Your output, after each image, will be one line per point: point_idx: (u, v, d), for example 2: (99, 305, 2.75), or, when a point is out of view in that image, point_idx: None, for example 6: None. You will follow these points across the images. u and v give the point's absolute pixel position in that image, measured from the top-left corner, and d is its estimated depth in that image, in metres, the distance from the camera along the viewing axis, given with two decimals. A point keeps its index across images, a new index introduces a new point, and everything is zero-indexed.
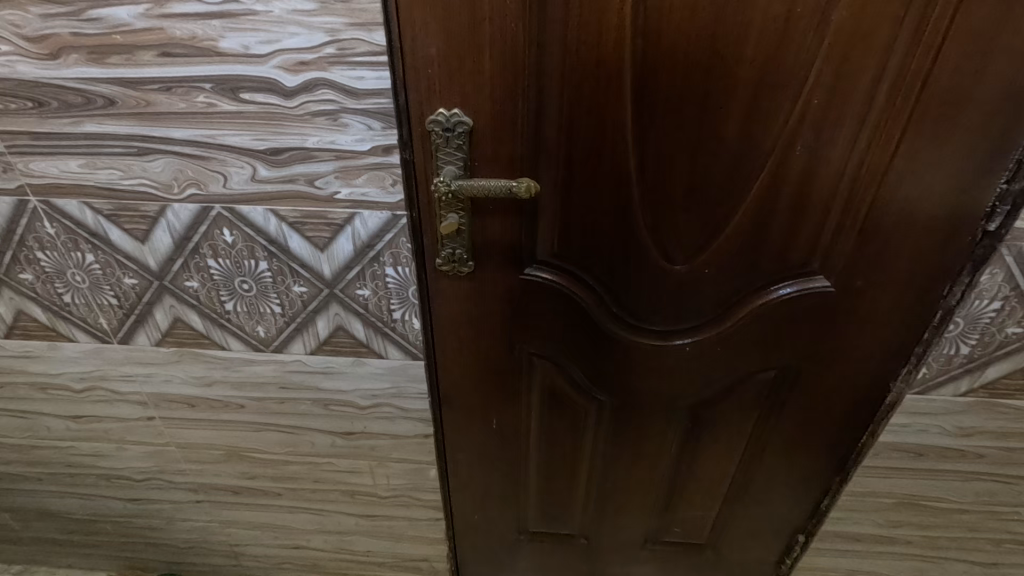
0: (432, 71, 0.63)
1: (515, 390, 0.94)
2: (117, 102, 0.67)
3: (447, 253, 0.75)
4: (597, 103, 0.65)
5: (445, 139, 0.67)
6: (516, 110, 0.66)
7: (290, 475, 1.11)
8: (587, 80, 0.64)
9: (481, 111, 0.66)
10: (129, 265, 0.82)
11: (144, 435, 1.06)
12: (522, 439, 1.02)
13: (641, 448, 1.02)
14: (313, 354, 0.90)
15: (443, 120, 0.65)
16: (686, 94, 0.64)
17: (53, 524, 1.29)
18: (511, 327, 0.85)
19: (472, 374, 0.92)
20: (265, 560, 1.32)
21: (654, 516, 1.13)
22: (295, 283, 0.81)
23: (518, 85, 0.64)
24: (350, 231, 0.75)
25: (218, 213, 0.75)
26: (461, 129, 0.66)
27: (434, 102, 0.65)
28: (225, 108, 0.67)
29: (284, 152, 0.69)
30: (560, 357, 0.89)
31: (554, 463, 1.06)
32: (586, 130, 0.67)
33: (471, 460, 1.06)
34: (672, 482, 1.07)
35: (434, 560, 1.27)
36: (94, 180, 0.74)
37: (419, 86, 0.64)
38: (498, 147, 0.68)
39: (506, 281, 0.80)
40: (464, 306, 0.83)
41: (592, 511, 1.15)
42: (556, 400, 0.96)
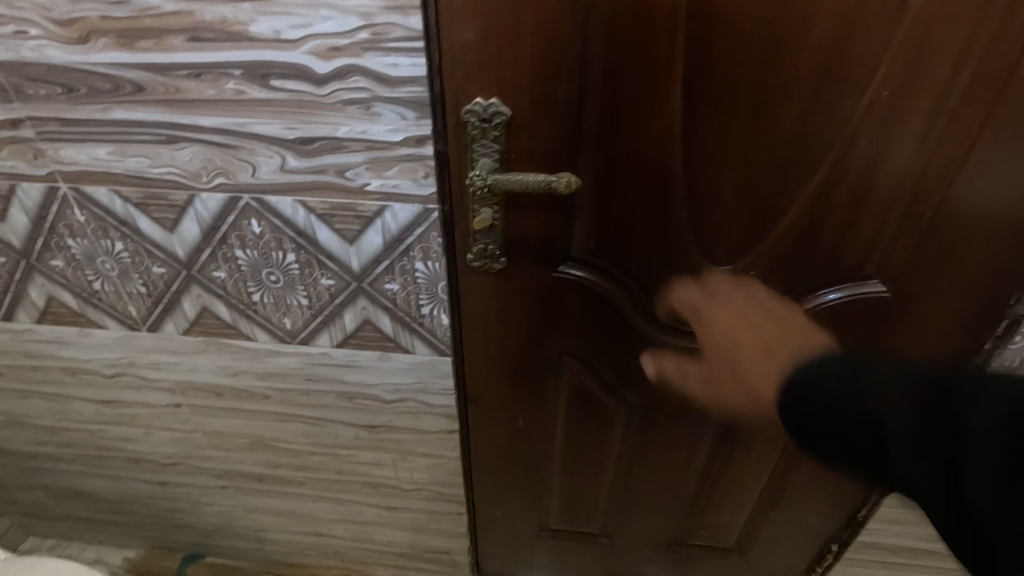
0: (468, 58, 0.59)
1: (543, 389, 0.92)
2: (146, 89, 0.65)
3: (478, 248, 0.72)
4: (644, 94, 0.62)
5: (481, 130, 0.63)
6: (557, 101, 0.62)
7: (314, 465, 1.11)
8: (635, 70, 0.60)
9: (521, 101, 0.62)
10: (157, 254, 0.81)
11: (171, 421, 1.07)
12: (547, 438, 1.00)
13: (672, 452, 0.99)
14: (340, 347, 0.88)
15: (480, 110, 0.62)
16: (742, 86, 0.60)
17: (84, 503, 1.32)
18: (542, 325, 0.83)
19: (499, 372, 0.90)
20: (287, 546, 1.33)
21: (681, 519, 1.11)
22: (322, 276, 0.79)
23: (560, 74, 0.60)
24: (380, 224, 0.73)
25: (246, 203, 0.73)
26: (500, 119, 0.63)
27: (471, 91, 0.61)
28: (255, 96, 0.64)
29: (314, 142, 0.67)
30: (592, 357, 0.87)
31: (580, 463, 1.04)
32: (631, 122, 0.64)
33: (495, 458, 1.04)
34: (701, 487, 1.04)
35: (455, 551, 1.27)
36: (123, 168, 0.73)
37: (456, 74, 0.60)
38: (537, 140, 0.65)
39: (539, 279, 0.77)
40: (493, 303, 0.80)
41: (617, 512, 1.12)
42: (584, 400, 0.94)
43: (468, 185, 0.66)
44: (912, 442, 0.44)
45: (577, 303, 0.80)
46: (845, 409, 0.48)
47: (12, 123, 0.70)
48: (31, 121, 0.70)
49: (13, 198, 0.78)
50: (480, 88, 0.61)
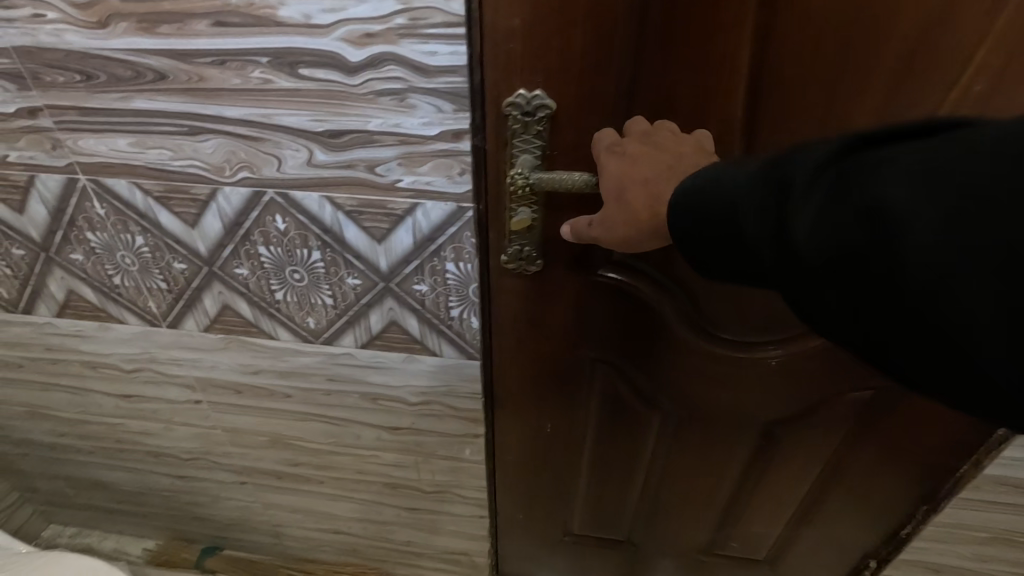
0: (513, 45, 0.55)
1: (574, 396, 0.88)
2: (168, 77, 0.62)
3: (514, 248, 0.68)
4: (703, 87, 0.57)
5: (523, 124, 0.59)
6: (607, 94, 0.57)
7: (334, 465, 1.08)
8: (694, 60, 0.55)
9: (567, 94, 0.57)
10: (179, 250, 0.78)
11: (191, 417, 1.05)
12: (576, 445, 0.96)
13: (706, 462, 0.95)
14: (364, 347, 0.85)
15: (523, 103, 0.57)
16: (813, 79, 0.55)
17: (105, 493, 1.31)
18: (577, 330, 0.78)
19: (529, 377, 0.86)
20: (305, 542, 1.32)
21: (711, 530, 1.07)
22: (348, 275, 0.76)
23: (612, 66, 0.56)
24: (411, 223, 0.69)
25: (270, 199, 0.70)
26: (544, 112, 0.58)
27: (513, 81, 0.57)
28: (282, 85, 0.60)
29: (344, 135, 0.63)
30: (628, 365, 0.82)
31: (609, 470, 1.00)
32: (686, 120, 0.59)
33: (520, 464, 1.01)
34: (735, 498, 1.00)
35: (475, 553, 1.25)
36: (144, 160, 0.69)
37: (498, 63, 0.56)
38: (583, 135, 0.60)
39: (577, 284, 0.73)
40: (527, 307, 0.76)
41: (643, 520, 1.09)
42: (617, 408, 0.90)
43: (508, 183, 0.62)
44: (761, 217, 0.42)
45: (614, 309, 0.75)
46: (707, 213, 0.46)
47: (30, 112, 0.67)
48: (49, 110, 0.67)
49: (32, 189, 0.75)
50: (524, 78, 0.57)
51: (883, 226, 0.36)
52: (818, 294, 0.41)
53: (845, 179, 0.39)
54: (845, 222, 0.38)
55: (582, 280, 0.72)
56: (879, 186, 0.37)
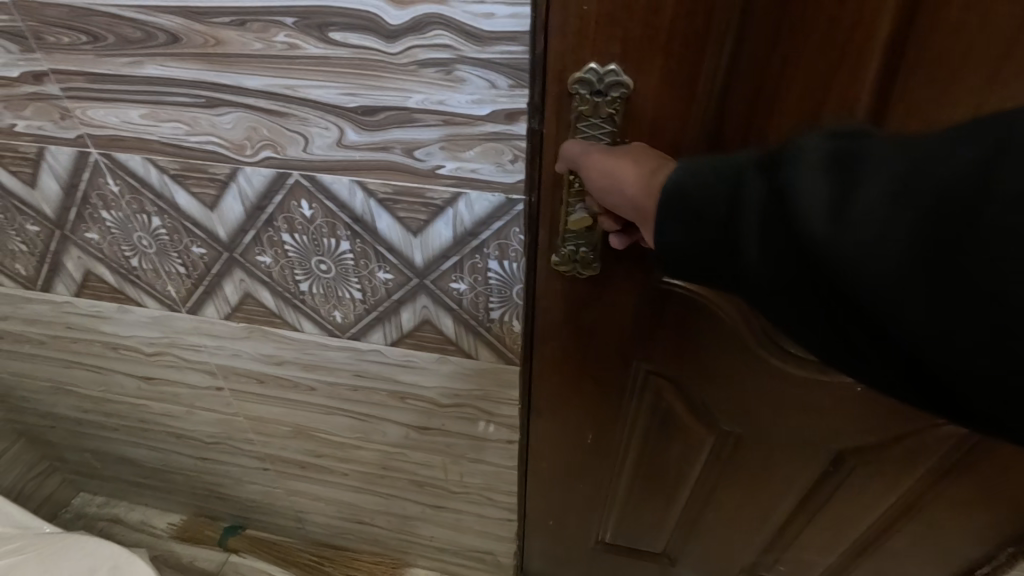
0: (587, 7, 0.44)
1: (619, 411, 0.80)
2: (182, 40, 0.54)
3: (567, 250, 0.59)
4: (820, 80, 0.44)
5: (592, 104, 0.49)
6: (696, 80, 0.47)
7: (359, 459, 1.04)
8: (816, 43, 0.43)
9: (648, 75, 0.47)
10: (197, 233, 0.71)
11: (214, 403, 1.01)
12: (617, 459, 0.89)
13: (762, 486, 0.86)
14: (394, 345, 0.78)
15: (595, 80, 0.47)
16: (971, 80, 0.41)
17: (131, 468, 1.30)
18: (630, 343, 0.70)
19: (571, 390, 0.78)
20: (328, 529, 1.29)
21: (757, 553, 0.99)
22: (379, 269, 0.68)
23: (709, 32, 0.44)
24: (451, 215, 0.60)
25: (295, 181, 0.62)
26: (618, 93, 0.48)
27: (583, 55, 0.46)
28: (310, 52, 0.52)
29: (379, 112, 0.54)
30: (685, 382, 0.74)
31: (650, 486, 0.93)
32: (798, 102, 0.46)
33: (555, 475, 0.93)
34: (788, 522, 0.92)
35: (500, 553, 1.20)
36: (158, 134, 0.62)
37: (567, 33, 0.45)
38: (658, 128, 0.50)
39: (638, 292, 0.64)
40: (575, 315, 0.67)
41: (682, 537, 1.02)
42: (666, 424, 0.81)
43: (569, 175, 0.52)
44: (755, 214, 0.35)
45: (677, 321, 0.66)
46: (683, 187, 0.39)
47: (36, 77, 0.60)
48: (55, 76, 0.60)
49: (43, 163, 0.69)
50: (596, 52, 0.46)
51: (856, 206, 0.31)
52: (806, 302, 0.35)
53: (816, 154, 0.34)
54: (830, 227, 0.32)
55: (644, 288, 0.63)
56: (863, 173, 0.32)
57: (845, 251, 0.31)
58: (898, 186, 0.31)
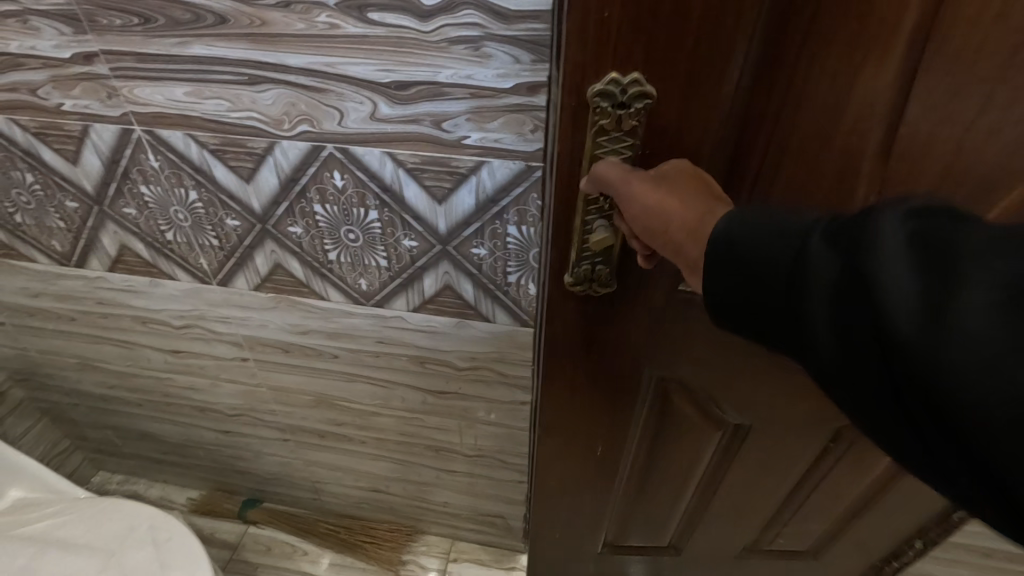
0: (608, 14, 0.43)
1: (629, 413, 0.83)
2: (229, 21, 0.58)
3: (585, 269, 0.61)
4: (841, 80, 0.45)
5: (614, 118, 0.48)
6: (718, 84, 0.46)
7: (377, 426, 1.09)
8: (840, 44, 0.44)
9: (675, 79, 0.46)
10: (232, 206, 0.76)
11: (237, 374, 1.06)
12: (626, 461, 0.92)
13: (765, 469, 0.92)
14: (416, 311, 0.84)
15: (618, 93, 0.47)
16: (985, 70, 0.43)
17: (151, 444, 1.35)
18: (642, 350, 0.73)
19: (583, 396, 0.81)
20: (344, 498, 1.35)
21: (762, 523, 1.05)
22: (404, 237, 0.74)
23: (737, 33, 0.44)
24: (475, 182, 0.66)
25: (329, 154, 0.67)
26: (642, 104, 0.47)
27: (604, 64, 0.46)
28: (350, 31, 0.57)
29: (411, 87, 0.60)
30: (694, 374, 0.77)
31: (660, 475, 0.96)
32: (820, 103, 0.47)
33: (563, 479, 0.97)
34: (787, 498, 0.98)
35: (510, 517, 1.27)
36: (201, 111, 0.67)
37: (588, 40, 0.45)
38: (683, 131, 0.49)
39: (653, 297, 0.67)
40: (589, 326, 0.70)
41: (690, 516, 1.06)
42: (674, 422, 0.85)
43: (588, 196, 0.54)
44: (825, 292, 0.33)
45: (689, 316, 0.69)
46: (735, 238, 0.40)
47: (86, 57, 0.65)
48: (105, 56, 0.64)
49: (86, 140, 0.73)
50: (618, 59, 0.46)
51: (946, 307, 0.28)
52: (877, 393, 0.33)
53: (904, 234, 0.31)
54: (908, 326, 0.29)
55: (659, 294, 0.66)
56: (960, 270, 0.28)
57: (922, 353, 0.29)
58: (1013, 298, 0.27)
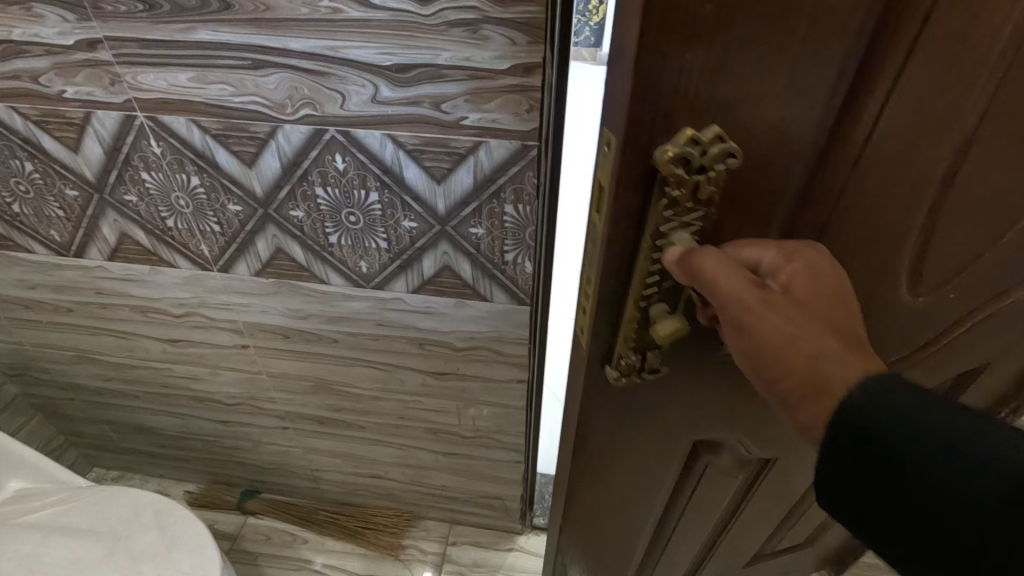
0: (687, 58, 0.33)
1: (657, 484, 0.75)
2: (234, 7, 0.60)
3: (629, 361, 0.50)
4: (912, 136, 0.39)
5: (691, 184, 0.38)
6: (795, 140, 0.38)
7: (376, 410, 1.12)
8: (929, 85, 0.37)
9: (750, 142, 0.38)
10: (234, 191, 0.78)
11: (237, 362, 1.07)
12: (649, 521, 0.85)
13: (779, 493, 0.89)
14: (415, 292, 0.86)
15: (697, 154, 0.36)
16: None
17: (148, 438, 1.36)
18: (676, 430, 0.64)
19: (609, 481, 0.72)
20: (343, 486, 1.37)
21: (769, 531, 1.04)
22: (404, 218, 0.77)
23: (816, 72, 0.35)
24: (473, 162, 0.69)
25: (331, 137, 0.70)
26: (724, 166, 0.37)
27: (674, 120, 0.36)
28: (352, 15, 0.59)
29: (412, 70, 0.62)
30: (728, 438, 0.68)
31: (682, 525, 0.90)
32: (889, 146, 0.39)
33: (579, 550, 0.88)
34: (793, 509, 0.98)
35: (507, 498, 1.30)
36: (204, 96, 0.69)
37: (661, 86, 0.35)
38: (748, 196, 0.41)
39: (694, 377, 0.57)
40: (621, 413, 0.59)
41: (705, 545, 1.02)
42: (701, 480, 0.78)
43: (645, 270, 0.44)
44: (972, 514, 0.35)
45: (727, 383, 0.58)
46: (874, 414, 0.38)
47: (90, 44, 0.66)
48: (109, 42, 0.66)
49: (88, 128, 0.75)
50: (693, 114, 0.36)
51: None
52: None
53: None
54: None
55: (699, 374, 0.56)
56: None
57: None
58: None
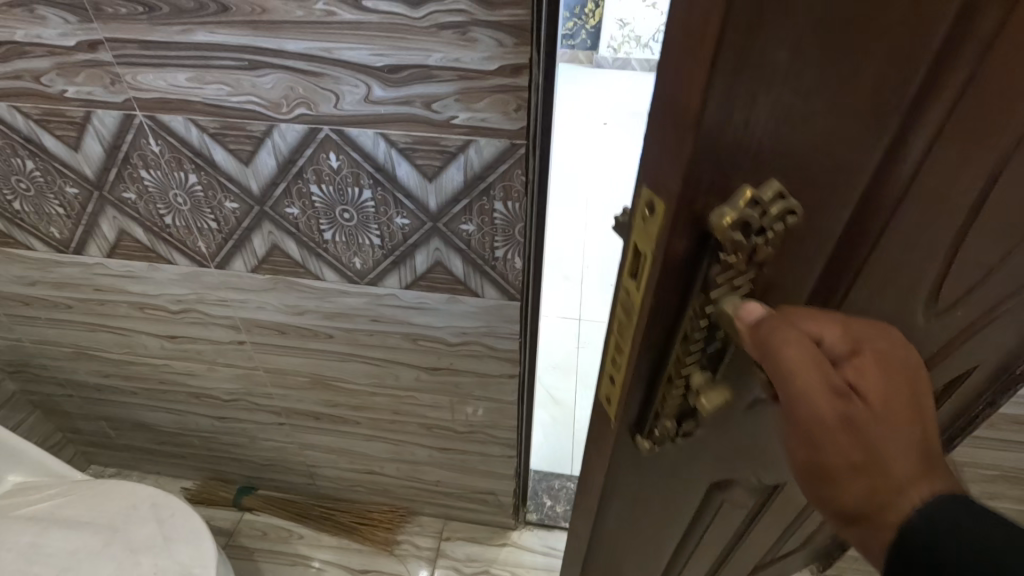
0: (755, 125, 0.32)
1: (672, 514, 0.74)
2: (231, 9, 0.62)
3: (665, 422, 0.50)
4: (962, 175, 0.39)
5: (746, 249, 0.36)
6: (851, 190, 0.38)
7: (371, 406, 1.13)
8: (995, 116, 0.36)
9: (809, 197, 0.36)
10: (231, 189, 0.80)
11: (234, 358, 1.09)
12: (665, 547, 0.84)
13: (784, 507, 0.89)
14: (408, 288, 0.88)
15: (757, 217, 0.34)
16: None
17: (146, 435, 1.37)
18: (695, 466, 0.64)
19: (626, 516, 0.71)
20: (338, 482, 1.38)
21: (772, 541, 1.04)
22: (397, 215, 0.79)
23: (881, 127, 0.34)
24: (463, 160, 0.71)
25: (325, 136, 0.72)
26: (782, 226, 0.36)
27: (732, 185, 0.34)
28: (344, 18, 0.61)
29: (403, 70, 0.64)
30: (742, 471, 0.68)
31: (696, 547, 0.90)
32: (939, 186, 0.40)
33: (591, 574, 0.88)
34: (795, 521, 0.99)
35: (500, 494, 1.31)
36: (201, 96, 0.71)
37: (723, 144, 0.32)
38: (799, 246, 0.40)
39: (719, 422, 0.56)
40: (644, 460, 0.59)
41: (714, 562, 1.01)
42: (715, 509, 0.78)
43: (686, 336, 0.42)
44: None
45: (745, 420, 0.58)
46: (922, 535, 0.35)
47: (91, 45, 0.68)
48: (110, 44, 0.68)
49: (88, 127, 0.76)
50: (753, 173, 0.34)
51: None
52: None
53: None
54: None
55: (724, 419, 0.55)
56: None
57: None
58: None
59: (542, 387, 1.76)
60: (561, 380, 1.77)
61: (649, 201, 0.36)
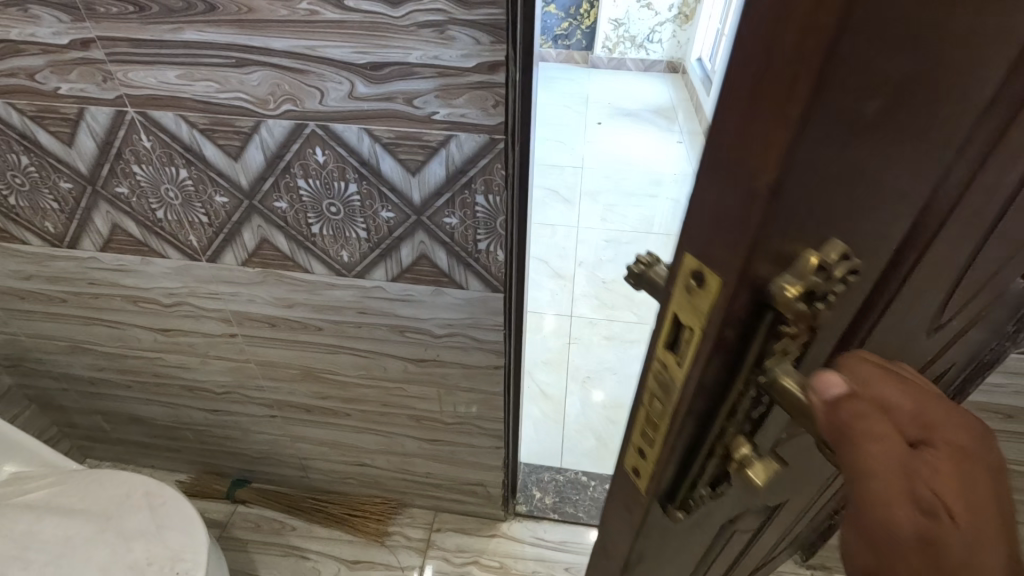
0: (828, 178, 0.30)
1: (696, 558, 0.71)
2: (218, 9, 0.65)
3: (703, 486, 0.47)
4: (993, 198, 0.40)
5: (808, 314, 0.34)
6: (904, 230, 0.37)
7: (360, 398, 1.16)
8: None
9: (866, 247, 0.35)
10: (221, 183, 0.82)
11: (226, 350, 1.11)
12: None
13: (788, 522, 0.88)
14: (394, 280, 0.91)
15: (822, 281, 0.33)
16: None
17: (140, 428, 1.39)
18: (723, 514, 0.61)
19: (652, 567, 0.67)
20: (330, 474, 1.41)
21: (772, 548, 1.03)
22: (382, 209, 0.81)
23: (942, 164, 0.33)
24: (444, 155, 0.73)
25: (311, 131, 0.74)
26: (841, 287, 0.34)
27: (796, 247, 0.32)
28: (328, 17, 0.64)
29: (385, 68, 0.67)
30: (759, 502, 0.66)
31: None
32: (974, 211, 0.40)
33: None
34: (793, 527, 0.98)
35: (490, 485, 1.34)
36: (191, 92, 0.73)
37: (798, 199, 0.30)
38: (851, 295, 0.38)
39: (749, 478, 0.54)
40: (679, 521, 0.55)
41: None
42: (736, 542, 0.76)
43: (734, 400, 0.40)
44: None
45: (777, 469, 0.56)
46: None
47: (84, 44, 0.70)
48: (102, 42, 0.70)
49: (82, 122, 0.79)
50: (815, 240, 0.32)
51: None
52: None
53: None
54: None
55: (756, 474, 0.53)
56: None
57: None
58: None
59: (533, 382, 1.78)
60: (551, 374, 1.80)
61: (697, 272, 0.35)
